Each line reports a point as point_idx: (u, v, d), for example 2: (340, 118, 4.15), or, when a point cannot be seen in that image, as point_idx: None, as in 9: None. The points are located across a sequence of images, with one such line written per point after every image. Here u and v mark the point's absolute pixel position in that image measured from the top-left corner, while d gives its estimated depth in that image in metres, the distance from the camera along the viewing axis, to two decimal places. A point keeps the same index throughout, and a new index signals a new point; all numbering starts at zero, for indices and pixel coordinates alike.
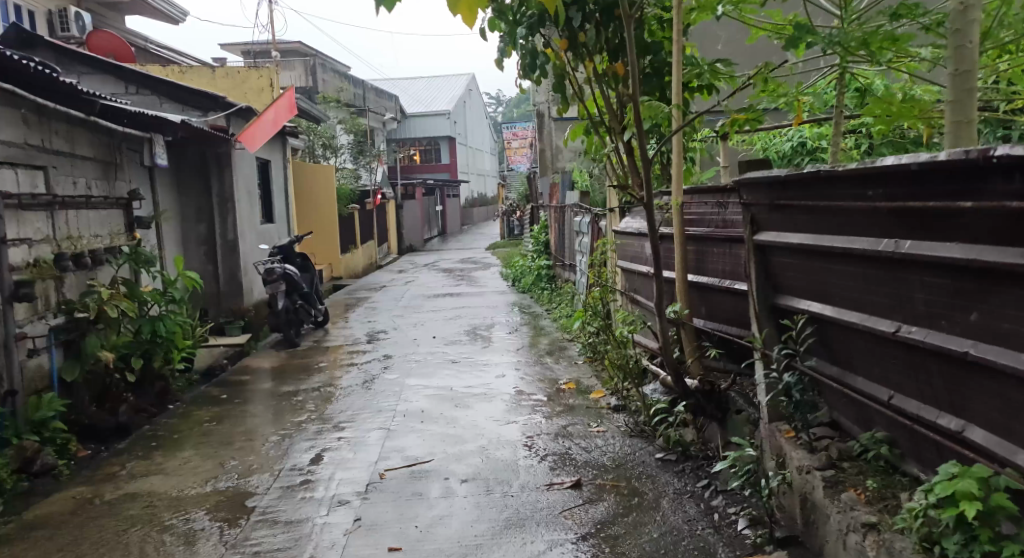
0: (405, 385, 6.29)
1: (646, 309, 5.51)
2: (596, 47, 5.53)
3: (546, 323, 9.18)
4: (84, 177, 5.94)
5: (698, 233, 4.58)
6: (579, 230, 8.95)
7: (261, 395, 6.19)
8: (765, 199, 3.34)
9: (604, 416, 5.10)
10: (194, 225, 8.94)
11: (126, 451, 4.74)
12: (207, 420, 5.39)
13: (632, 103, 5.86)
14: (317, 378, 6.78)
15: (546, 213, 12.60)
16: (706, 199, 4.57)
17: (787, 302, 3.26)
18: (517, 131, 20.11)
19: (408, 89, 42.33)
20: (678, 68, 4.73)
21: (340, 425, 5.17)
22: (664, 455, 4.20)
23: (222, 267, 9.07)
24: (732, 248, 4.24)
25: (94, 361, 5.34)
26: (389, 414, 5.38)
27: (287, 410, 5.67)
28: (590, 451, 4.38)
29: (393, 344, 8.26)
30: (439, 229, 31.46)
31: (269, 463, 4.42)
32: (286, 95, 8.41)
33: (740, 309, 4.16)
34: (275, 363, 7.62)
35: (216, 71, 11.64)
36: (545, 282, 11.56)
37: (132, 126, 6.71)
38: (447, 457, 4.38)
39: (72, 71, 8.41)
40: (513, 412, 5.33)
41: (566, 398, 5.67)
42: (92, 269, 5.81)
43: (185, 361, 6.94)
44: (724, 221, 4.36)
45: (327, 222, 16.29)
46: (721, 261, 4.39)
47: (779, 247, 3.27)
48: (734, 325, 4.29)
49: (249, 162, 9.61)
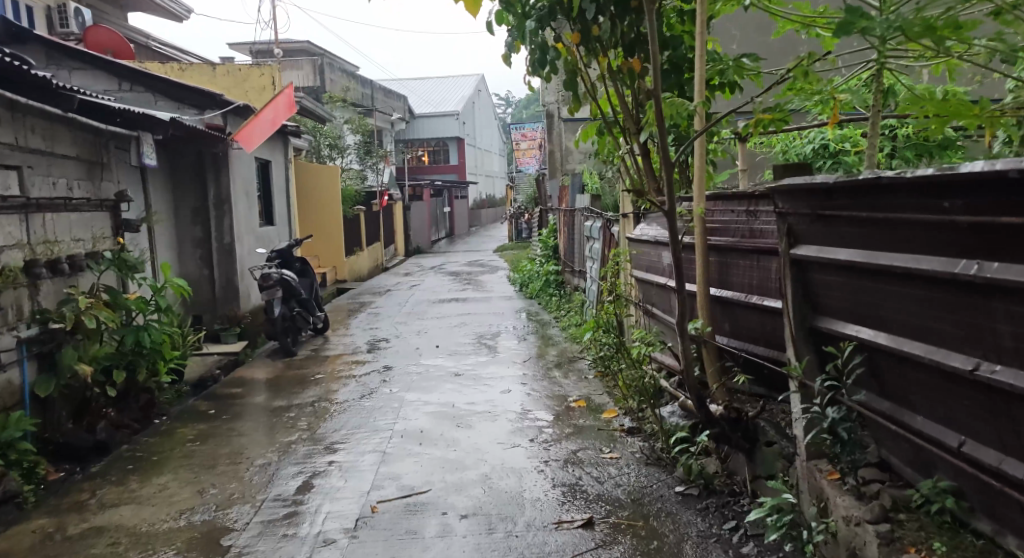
0: (405, 400, 5.93)
1: (663, 323, 5.13)
2: (611, 41, 5.16)
3: (554, 332, 8.79)
4: (64, 177, 5.63)
5: (721, 243, 4.19)
6: (590, 235, 8.57)
7: (251, 410, 5.84)
8: (805, 209, 2.95)
9: (617, 440, 4.73)
10: (189, 227, 8.58)
11: (99, 475, 4.40)
12: (191, 440, 5.04)
13: (649, 102, 5.48)
14: (312, 391, 6.42)
15: (555, 217, 12.22)
16: (730, 206, 4.18)
17: (829, 325, 2.87)
18: (526, 131, 19.69)
19: (417, 89, 42.01)
20: (701, 62, 4.35)
21: (333, 447, 4.82)
22: (685, 489, 3.80)
23: (218, 271, 8.69)
24: (760, 260, 3.86)
25: (71, 374, 5.02)
26: (386, 435, 5.02)
27: (279, 428, 5.32)
28: (603, 483, 4.01)
29: (395, 353, 7.90)
30: (447, 231, 31.13)
31: (252, 492, 4.06)
32: (285, 92, 8.01)
33: (771, 327, 3.78)
34: (270, 374, 7.27)
35: (216, 68, 11.28)
36: (554, 288, 11.17)
37: (117, 124, 6.36)
38: (446, 487, 4.02)
39: (62, 67, 8.08)
40: (519, 433, 4.95)
41: (576, 418, 5.30)
42: (71, 275, 5.48)
43: (174, 372, 6.59)
44: (751, 231, 3.98)
45: (332, 224, 15.96)
46: (747, 273, 4.00)
47: (821, 264, 2.88)
48: (761, 344, 3.90)
49: (247, 162, 9.25)
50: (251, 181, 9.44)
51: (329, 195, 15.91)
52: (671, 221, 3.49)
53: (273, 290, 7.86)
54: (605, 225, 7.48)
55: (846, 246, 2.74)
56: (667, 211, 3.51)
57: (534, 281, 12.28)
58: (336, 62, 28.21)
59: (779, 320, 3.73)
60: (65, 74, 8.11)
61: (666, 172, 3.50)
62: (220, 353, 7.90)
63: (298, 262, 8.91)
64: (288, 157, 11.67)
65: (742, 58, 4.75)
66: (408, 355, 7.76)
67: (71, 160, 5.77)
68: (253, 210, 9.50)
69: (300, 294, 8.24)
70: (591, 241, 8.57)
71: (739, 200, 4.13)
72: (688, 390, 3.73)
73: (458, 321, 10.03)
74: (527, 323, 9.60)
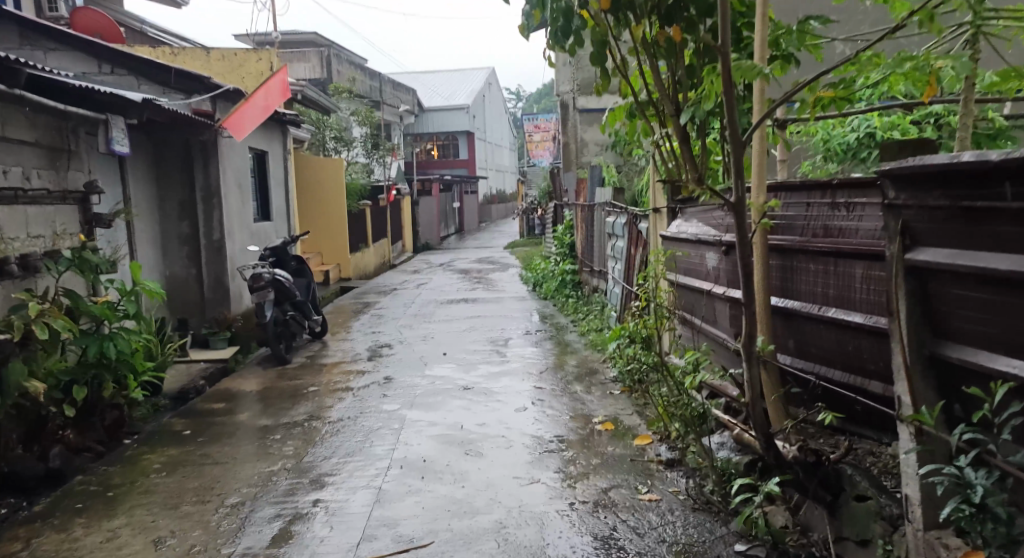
0: (407, 421, 5.23)
1: (706, 338, 4.42)
2: (645, 9, 4.43)
3: (572, 339, 8.08)
4: (18, 165, 4.95)
5: (783, 243, 3.47)
6: (612, 233, 7.84)
7: (233, 430, 5.16)
8: (933, 202, 2.28)
9: (654, 475, 4.02)
10: (175, 223, 7.90)
11: (42, 515, 3.72)
12: (158, 469, 4.36)
13: (688, 81, 4.76)
14: (304, 407, 5.73)
15: (571, 212, 11.47)
16: (795, 200, 3.47)
17: (972, 358, 2.21)
18: (539, 123, 18.75)
19: (426, 82, 41.26)
20: (762, 30, 3.60)
21: (320, 480, 4.14)
22: (747, 548, 3.08)
23: (207, 271, 8.01)
24: (839, 264, 3.14)
25: (20, 394, 4.34)
26: (383, 466, 4.32)
27: (261, 454, 4.64)
28: (642, 536, 3.31)
29: (398, 362, 7.21)
30: (456, 227, 30.41)
31: (217, 544, 3.38)
32: (278, 75, 7.46)
33: (858, 347, 3.07)
34: (261, 384, 6.60)
35: (210, 54, 10.60)
36: (570, 289, 10.45)
37: (82, 105, 5.65)
38: (452, 541, 3.33)
39: (39, 47, 7.11)
40: (538, 465, 4.25)
41: (602, 444, 4.59)
42: (24, 278, 4.80)
43: (151, 384, 5.93)
44: (827, 229, 3.25)
45: (336, 221, 15.28)
46: (817, 281, 3.29)
47: (960, 275, 2.23)
48: (837, 367, 3.21)
49: (240, 152, 8.57)
50: (245, 174, 8.75)
51: (333, 189, 15.21)
52: (738, 217, 2.77)
53: (265, 291, 7.16)
54: (631, 222, 6.75)
55: (1010, 254, 2.10)
56: (733, 204, 2.78)
57: (548, 281, 11.56)
58: (343, 53, 27.47)
59: (865, 339, 3.04)
60: (41, 55, 7.18)
61: (733, 154, 2.77)
62: (208, 361, 7.23)
63: (295, 261, 8.24)
64: (286, 149, 10.96)
65: (807, 21, 3.96)
66: (413, 364, 7.07)
67: (28, 146, 5.09)
68: (247, 204, 8.82)
69: (296, 296, 7.56)
70: (614, 240, 7.84)
71: (808, 191, 3.41)
72: (754, 426, 3.01)
73: (468, 325, 9.32)
74: (542, 328, 8.89)
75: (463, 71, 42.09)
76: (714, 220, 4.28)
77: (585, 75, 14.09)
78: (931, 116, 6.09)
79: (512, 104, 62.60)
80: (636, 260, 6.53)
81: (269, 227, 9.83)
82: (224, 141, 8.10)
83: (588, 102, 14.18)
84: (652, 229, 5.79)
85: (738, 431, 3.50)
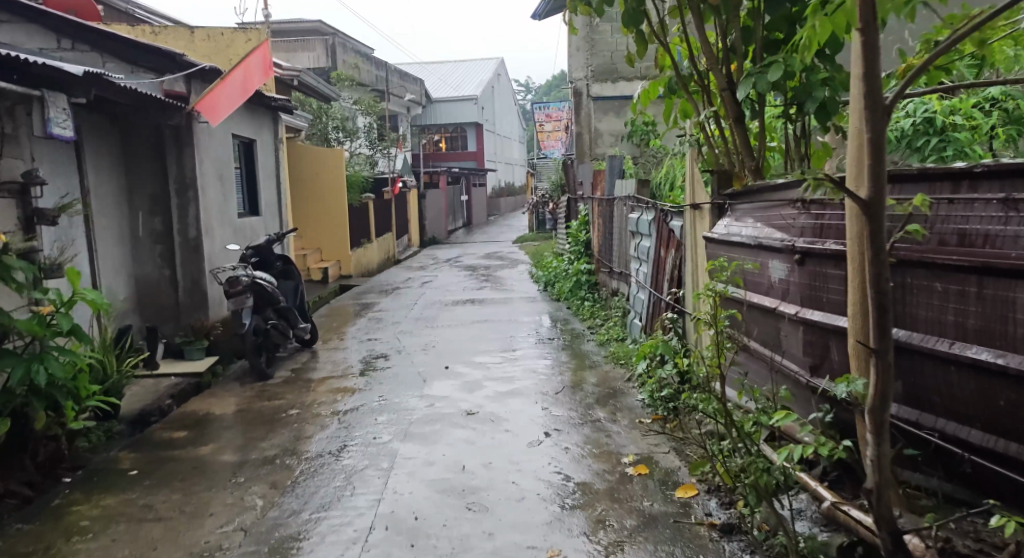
0: (399, 459, 4.38)
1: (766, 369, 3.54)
2: None
3: (590, 351, 7.19)
4: None
5: (894, 253, 2.68)
6: (636, 230, 6.96)
7: (190, 468, 4.32)
8: None
9: (707, 546, 3.15)
10: (146, 218, 7.06)
11: None
12: (84, 529, 3.52)
13: (743, 48, 3.86)
14: (281, 435, 4.89)
15: (586, 206, 10.57)
16: (911, 193, 2.69)
17: None
18: (551, 112, 17.82)
19: (435, 72, 40.33)
20: None
21: (282, 550, 3.29)
22: None
23: (182, 272, 7.17)
24: (985, 288, 2.40)
25: None
26: (364, 527, 3.47)
27: (218, 504, 3.79)
28: None
29: (395, 378, 6.36)
30: (464, 221, 29.52)
31: None
32: (257, 50, 6.62)
33: (1010, 403, 2.35)
34: (235, 404, 5.76)
35: (195, 33, 9.75)
36: (586, 291, 9.58)
37: (20, 80, 4.74)
38: None
39: None
40: (558, 527, 3.39)
41: (635, 496, 3.72)
42: None
43: (102, 408, 5.09)
44: (963, 237, 2.49)
45: (336, 215, 14.43)
46: (946, 308, 2.53)
47: None
48: (974, 425, 2.47)
49: (221, 140, 7.72)
50: (228, 164, 7.90)
51: (334, 182, 14.35)
52: (874, 223, 2.03)
53: (244, 297, 6.29)
54: (662, 218, 5.85)
55: None
56: (865, 203, 2.05)
57: (561, 281, 10.67)
58: (349, 42, 26.60)
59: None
60: None
61: (871, 132, 1.99)
62: (180, 376, 6.41)
63: (279, 261, 7.39)
64: (279, 138, 10.07)
65: None
66: (411, 381, 6.22)
67: None
68: (231, 198, 7.97)
69: (280, 302, 6.72)
70: (638, 240, 6.95)
71: (934, 184, 2.61)
72: (875, 517, 2.25)
73: (475, 331, 8.45)
74: (556, 337, 8.00)
75: (473, 61, 41.19)
76: (780, 219, 3.39)
77: (600, 59, 13.17)
78: (993, 98, 4.99)
79: (523, 96, 61.62)
80: (668, 263, 5.64)
81: (256, 222, 8.97)
82: (201, 127, 7.24)
83: (602, 88, 13.25)
84: (691, 228, 4.90)
85: (829, 504, 2.73)
